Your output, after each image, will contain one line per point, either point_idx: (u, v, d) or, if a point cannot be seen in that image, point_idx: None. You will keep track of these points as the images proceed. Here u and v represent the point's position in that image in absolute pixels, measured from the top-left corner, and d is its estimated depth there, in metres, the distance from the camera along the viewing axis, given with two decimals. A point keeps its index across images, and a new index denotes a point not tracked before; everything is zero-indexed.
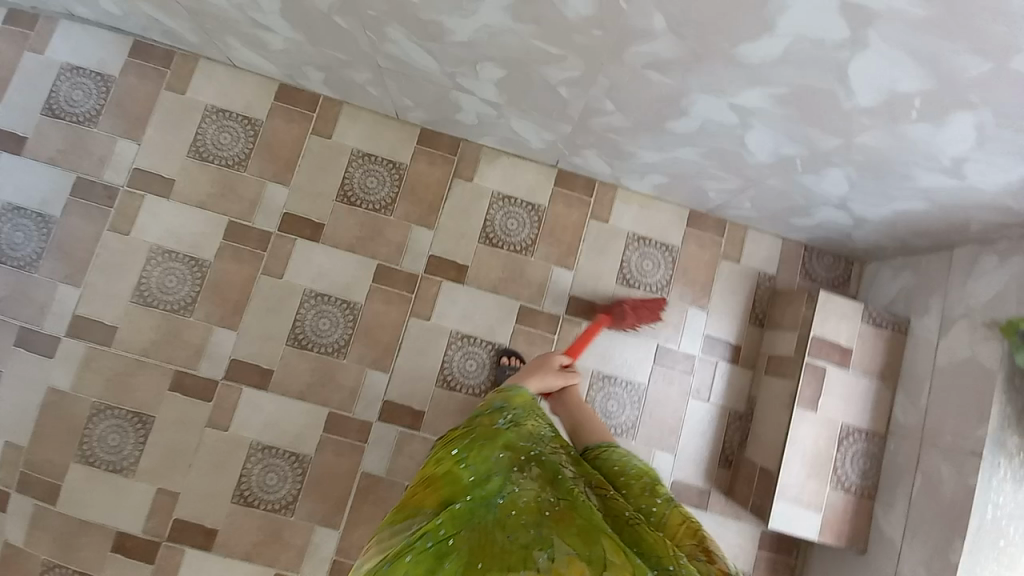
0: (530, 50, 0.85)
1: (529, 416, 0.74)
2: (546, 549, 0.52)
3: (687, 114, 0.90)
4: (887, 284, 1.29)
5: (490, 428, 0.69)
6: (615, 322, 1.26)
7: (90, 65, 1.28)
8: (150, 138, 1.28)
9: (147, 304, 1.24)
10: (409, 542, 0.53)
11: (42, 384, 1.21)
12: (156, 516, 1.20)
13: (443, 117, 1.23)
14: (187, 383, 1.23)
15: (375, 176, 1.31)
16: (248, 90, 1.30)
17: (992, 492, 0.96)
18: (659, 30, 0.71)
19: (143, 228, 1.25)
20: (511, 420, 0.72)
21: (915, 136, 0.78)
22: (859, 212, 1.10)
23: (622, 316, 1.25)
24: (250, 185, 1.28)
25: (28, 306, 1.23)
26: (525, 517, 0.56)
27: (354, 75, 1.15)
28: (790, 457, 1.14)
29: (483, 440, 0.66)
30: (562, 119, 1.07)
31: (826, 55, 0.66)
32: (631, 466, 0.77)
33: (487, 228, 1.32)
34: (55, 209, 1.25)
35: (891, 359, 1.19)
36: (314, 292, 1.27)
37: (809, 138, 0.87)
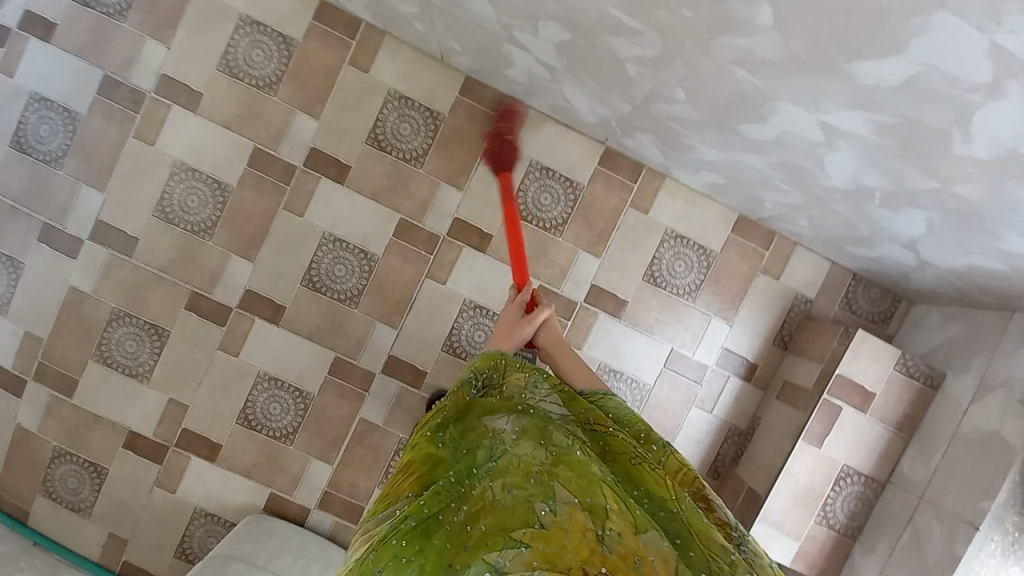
0: (603, 18, 0.73)
1: (505, 374, 0.73)
2: (546, 501, 0.54)
3: (767, 120, 0.78)
4: (931, 331, 1.20)
5: (462, 403, 0.70)
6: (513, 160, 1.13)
7: None
8: (179, 43, 1.19)
9: (168, 221, 1.22)
10: (393, 526, 0.56)
11: (64, 282, 1.24)
12: (166, 423, 1.27)
13: (491, 69, 1.12)
14: (202, 306, 1.24)
15: (410, 123, 1.22)
16: (286, 3, 1.18)
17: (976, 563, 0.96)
18: (761, 25, 0.59)
19: (167, 140, 1.21)
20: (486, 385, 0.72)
21: (1022, 200, 0.68)
22: (926, 255, 0.99)
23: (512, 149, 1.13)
24: (279, 111, 1.20)
25: (51, 203, 1.22)
26: (513, 479, 0.57)
27: (401, 7, 1.03)
28: (781, 484, 1.13)
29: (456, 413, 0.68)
30: (621, 97, 0.95)
31: (955, 95, 0.56)
32: (625, 413, 0.73)
33: (518, 198, 1.24)
34: (81, 106, 1.20)
35: (914, 411, 1.13)
36: (333, 237, 1.23)
37: (899, 175, 0.76)
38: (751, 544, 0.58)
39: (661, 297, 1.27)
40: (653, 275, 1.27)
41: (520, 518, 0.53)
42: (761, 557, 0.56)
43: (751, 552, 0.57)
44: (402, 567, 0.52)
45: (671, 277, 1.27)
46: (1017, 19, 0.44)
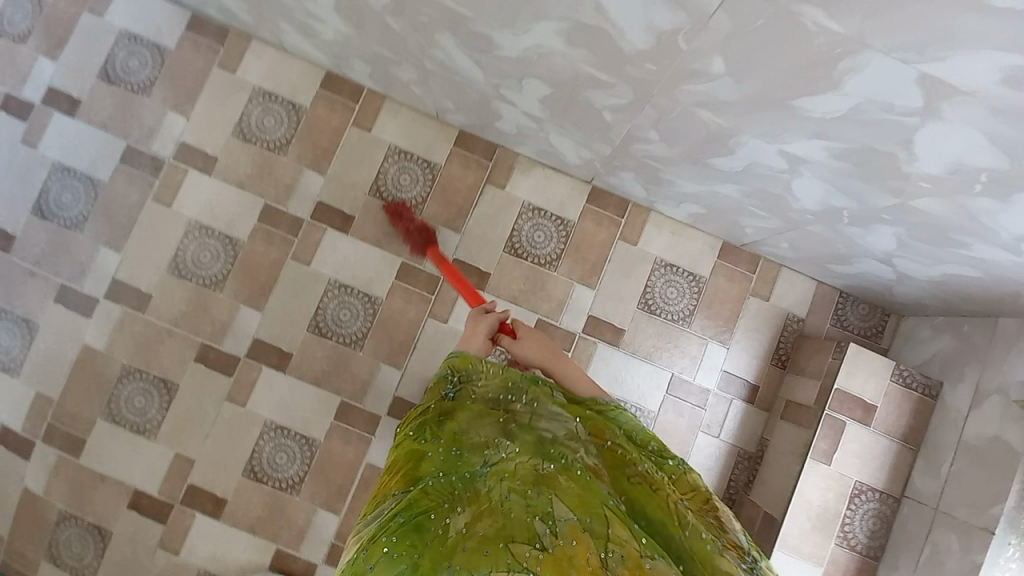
0: (580, 74, 0.83)
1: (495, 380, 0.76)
2: (547, 520, 0.55)
3: (734, 153, 0.86)
4: (921, 343, 1.23)
5: (444, 405, 0.74)
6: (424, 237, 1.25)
7: (147, 35, 1.31)
8: (197, 114, 1.31)
9: (181, 276, 1.28)
10: (383, 525, 0.58)
11: (78, 340, 1.28)
12: (171, 479, 1.26)
13: (483, 123, 1.22)
14: (211, 357, 1.27)
15: (409, 174, 1.31)
16: (296, 75, 1.31)
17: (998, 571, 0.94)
18: (716, 73, 0.68)
19: (183, 201, 1.29)
20: (460, 387, 0.77)
21: (977, 210, 0.74)
22: (903, 268, 1.05)
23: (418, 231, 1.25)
24: (288, 170, 1.30)
25: (71, 264, 1.29)
26: (513, 487, 0.59)
27: (400, 74, 1.15)
28: (795, 507, 1.12)
29: (446, 418, 0.72)
30: (602, 140, 1.04)
31: (893, 120, 0.63)
32: (637, 433, 0.74)
33: (513, 237, 1.31)
34: (103, 173, 1.30)
35: (917, 422, 1.14)
36: (338, 283, 1.29)
37: (862, 195, 0.83)
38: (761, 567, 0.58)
39: (657, 324, 1.31)
40: (647, 303, 1.32)
41: (521, 531, 0.54)
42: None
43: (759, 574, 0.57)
44: (393, 562, 0.53)
45: (664, 304, 1.32)
46: (933, 56, 0.52)
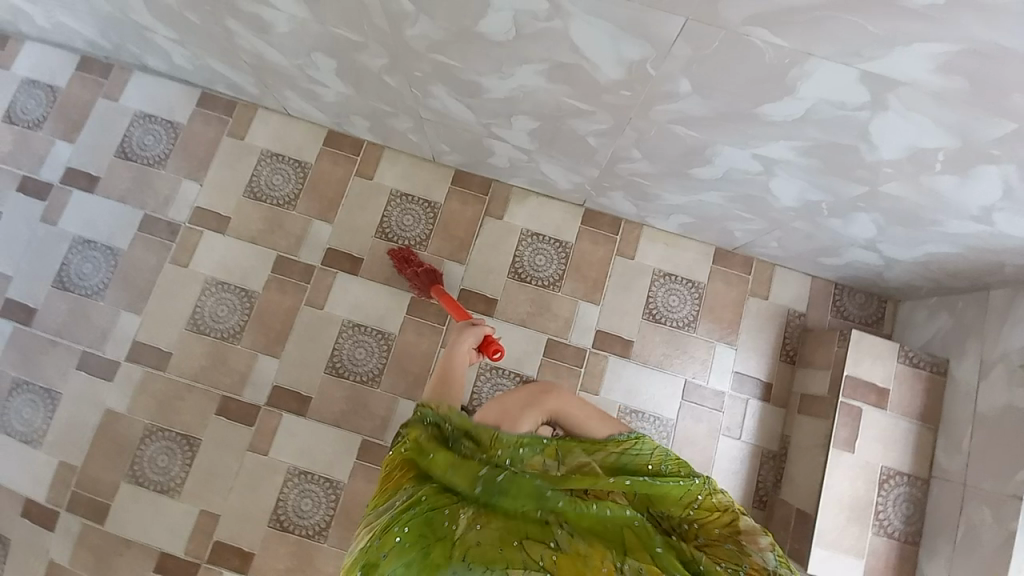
0: (563, 106, 0.92)
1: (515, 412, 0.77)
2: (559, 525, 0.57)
3: (712, 162, 0.94)
4: (921, 324, 1.27)
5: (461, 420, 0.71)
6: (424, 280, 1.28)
7: (161, 114, 1.43)
8: (210, 179, 1.40)
9: (199, 332, 1.33)
10: (395, 516, 0.59)
11: (100, 405, 1.30)
12: (197, 537, 1.25)
13: (477, 160, 1.31)
14: (232, 408, 1.30)
15: (412, 214, 1.39)
16: (300, 136, 1.41)
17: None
18: (684, 92, 0.76)
19: (199, 261, 1.36)
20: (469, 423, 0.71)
21: (942, 187, 0.80)
22: (889, 253, 1.10)
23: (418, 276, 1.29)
24: (298, 222, 1.38)
25: (93, 331, 1.33)
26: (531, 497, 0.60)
27: (397, 124, 1.25)
28: (827, 500, 1.11)
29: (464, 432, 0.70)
30: (589, 164, 1.12)
31: (846, 115, 0.70)
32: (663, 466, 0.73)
33: (516, 264, 1.37)
34: (122, 242, 1.37)
35: (930, 401, 1.16)
36: (352, 323, 1.34)
37: (835, 187, 0.89)
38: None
39: (663, 332, 1.35)
40: (651, 313, 1.36)
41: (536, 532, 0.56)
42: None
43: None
44: (403, 552, 0.54)
45: (668, 313, 1.36)
46: (870, 53, 0.59)
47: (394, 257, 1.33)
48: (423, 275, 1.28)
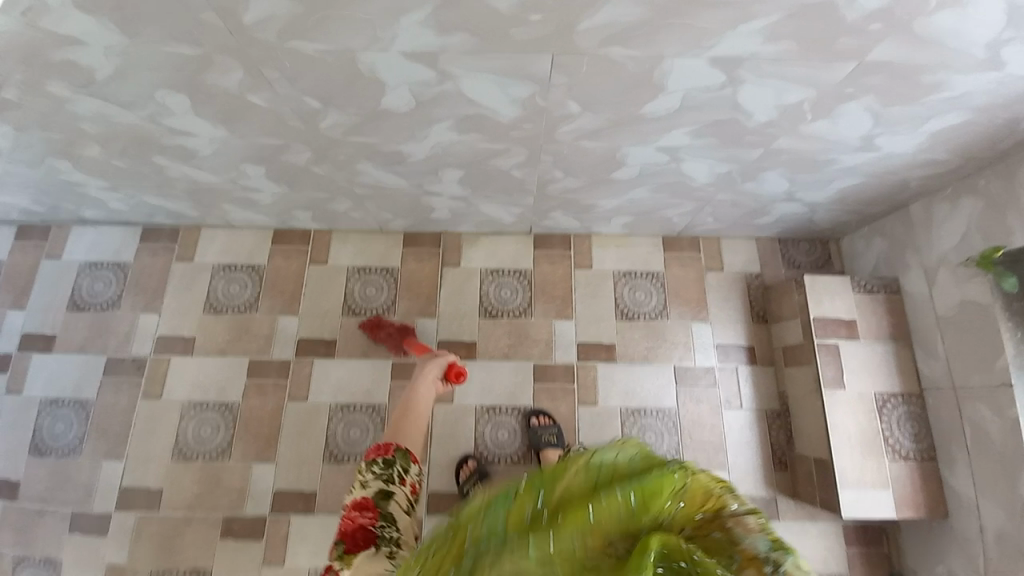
0: (481, 152, 0.99)
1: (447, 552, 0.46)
2: None
3: (626, 163, 1.02)
4: (864, 252, 1.36)
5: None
6: (395, 339, 1.33)
7: (106, 258, 1.45)
8: (167, 306, 1.41)
9: (186, 459, 1.30)
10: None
11: (98, 565, 1.24)
12: None
13: (422, 219, 1.38)
14: (236, 527, 1.25)
15: (374, 285, 1.43)
16: (248, 242, 1.46)
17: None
18: (577, 111, 0.84)
19: (172, 387, 1.35)
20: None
21: (822, 131, 0.89)
22: (808, 198, 1.19)
23: (391, 337, 1.34)
24: (265, 323, 1.39)
25: (75, 490, 1.29)
26: None
27: (337, 207, 1.31)
28: (837, 441, 1.13)
29: None
30: (523, 194, 1.20)
31: (717, 95, 0.79)
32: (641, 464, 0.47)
33: (484, 302, 1.41)
34: (89, 391, 1.35)
35: (895, 319, 1.22)
36: (341, 406, 1.33)
37: (736, 155, 0.98)
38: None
39: (640, 327, 1.40)
40: (623, 312, 1.41)
41: None
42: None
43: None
44: None
45: (638, 308, 1.41)
46: (712, 40, 0.68)
47: (365, 327, 1.36)
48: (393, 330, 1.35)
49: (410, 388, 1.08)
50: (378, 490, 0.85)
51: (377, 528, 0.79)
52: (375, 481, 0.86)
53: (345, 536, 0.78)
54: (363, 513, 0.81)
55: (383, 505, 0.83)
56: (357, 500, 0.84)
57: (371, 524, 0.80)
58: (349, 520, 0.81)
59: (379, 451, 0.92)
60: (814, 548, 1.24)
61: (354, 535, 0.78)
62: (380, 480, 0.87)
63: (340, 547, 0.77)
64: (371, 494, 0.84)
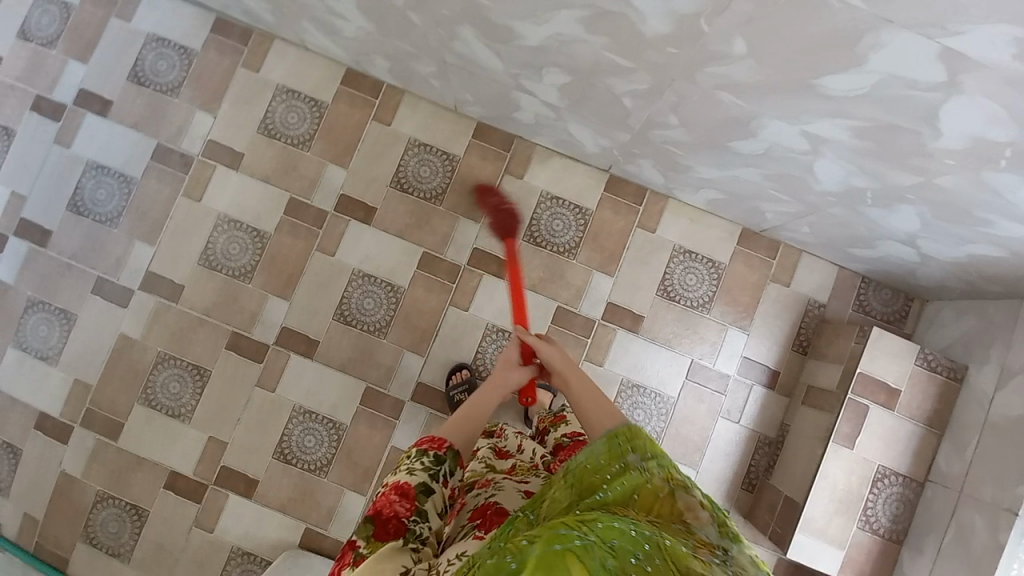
0: (599, 61, 0.84)
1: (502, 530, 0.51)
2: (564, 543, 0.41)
3: (754, 135, 0.87)
4: (945, 326, 1.23)
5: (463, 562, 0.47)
6: (501, 220, 1.07)
7: (174, 38, 1.36)
8: (224, 112, 1.35)
9: (211, 268, 1.33)
10: None
11: (114, 330, 1.33)
12: (205, 461, 1.30)
13: (501, 114, 1.24)
14: (242, 345, 1.31)
15: (429, 166, 1.34)
16: (317, 72, 1.35)
17: (1022, 550, 0.94)
18: (738, 54, 0.68)
19: (212, 196, 1.34)
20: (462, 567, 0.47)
21: (1001, 186, 0.73)
22: (927, 249, 1.04)
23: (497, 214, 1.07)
24: (312, 165, 1.34)
25: (107, 258, 1.34)
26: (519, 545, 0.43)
27: (419, 68, 1.18)
28: (818, 491, 1.12)
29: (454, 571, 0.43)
30: (621, 127, 1.06)
31: (914, 95, 0.63)
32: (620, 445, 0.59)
33: (532, 227, 1.33)
34: (135, 170, 1.35)
35: (941, 405, 1.13)
36: (362, 273, 1.32)
37: (885, 174, 0.83)
38: (737, 558, 0.47)
39: (676, 310, 1.32)
40: (666, 290, 1.33)
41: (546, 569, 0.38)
42: (750, 571, 0.46)
43: (738, 568, 0.45)
44: None
45: (683, 291, 1.33)
46: (957, 24, 0.51)
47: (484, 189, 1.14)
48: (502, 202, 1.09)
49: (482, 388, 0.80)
50: (422, 482, 0.66)
51: (410, 523, 0.63)
52: (420, 471, 0.67)
53: (375, 518, 0.63)
54: (400, 500, 0.64)
55: (424, 502, 0.65)
56: (398, 481, 0.67)
57: (405, 518, 0.63)
58: (383, 501, 0.64)
59: (433, 441, 0.70)
60: None
61: (385, 523, 0.62)
62: (426, 473, 0.67)
63: (366, 528, 0.62)
64: (414, 482, 0.66)
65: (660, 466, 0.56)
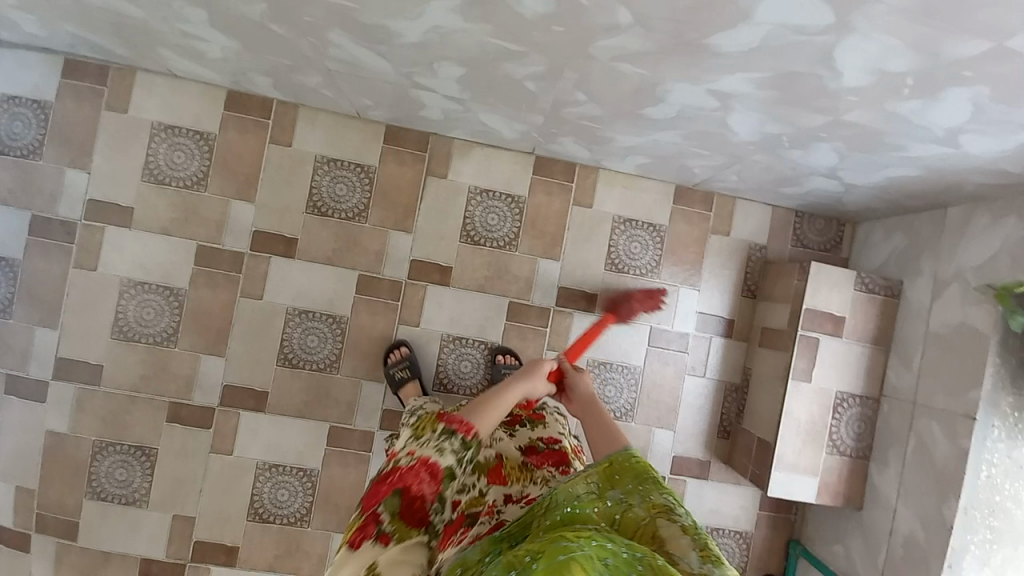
0: (488, 48, 0.77)
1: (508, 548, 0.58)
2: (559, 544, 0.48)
3: (664, 101, 0.84)
4: (878, 246, 1.28)
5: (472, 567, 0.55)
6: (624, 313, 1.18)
7: (24, 92, 1.19)
8: (99, 165, 1.20)
9: (129, 340, 1.21)
10: None
11: (37, 429, 1.20)
12: (176, 540, 1.22)
13: (407, 114, 1.16)
14: (183, 413, 1.22)
15: (344, 183, 1.25)
16: (196, 101, 1.21)
17: (985, 453, 0.99)
18: (625, 24, 0.63)
19: (108, 262, 1.20)
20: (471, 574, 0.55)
21: (909, 113, 0.74)
22: (849, 179, 1.05)
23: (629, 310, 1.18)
24: (214, 205, 1.21)
25: (7, 354, 1.20)
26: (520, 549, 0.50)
27: (305, 79, 1.06)
28: (785, 429, 1.16)
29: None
30: (532, 111, 1.00)
31: (808, 40, 0.60)
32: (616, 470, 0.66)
33: (467, 226, 1.27)
34: (17, 251, 1.19)
35: (882, 323, 1.20)
36: (297, 310, 1.24)
37: (794, 118, 0.82)
38: None
39: (626, 281, 1.31)
40: (613, 263, 1.31)
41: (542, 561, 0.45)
42: None
43: None
44: None
45: (630, 260, 1.31)
46: None
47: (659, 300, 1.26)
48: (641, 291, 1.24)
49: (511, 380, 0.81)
50: (449, 466, 0.69)
51: (433, 510, 0.67)
52: (448, 453, 0.69)
53: (404, 494, 0.66)
54: (428, 481, 0.68)
55: (448, 488, 0.69)
56: (427, 459, 0.69)
57: (430, 502, 0.67)
58: (412, 477, 0.68)
59: (466, 424, 0.71)
60: (735, 506, 1.35)
61: (413, 505, 0.66)
62: (454, 458, 0.70)
63: (394, 503, 0.66)
64: (442, 465, 0.69)
65: (641, 497, 0.62)
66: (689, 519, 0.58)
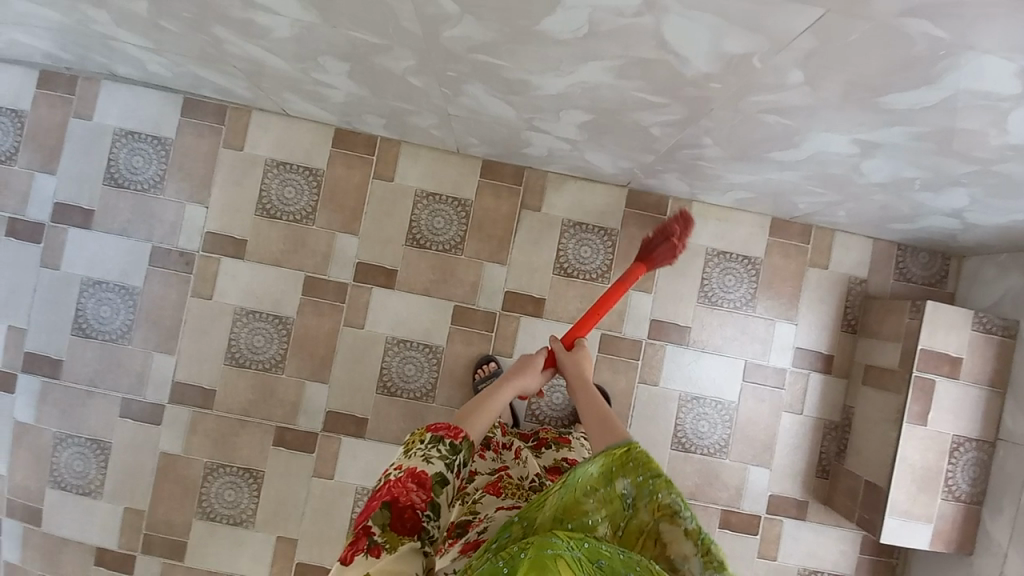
0: (628, 101, 0.79)
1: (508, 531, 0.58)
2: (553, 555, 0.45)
3: (798, 146, 0.83)
4: (991, 282, 1.22)
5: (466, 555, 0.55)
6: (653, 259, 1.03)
7: (146, 130, 1.27)
8: (216, 199, 1.27)
9: (240, 365, 1.27)
10: None
11: (154, 449, 1.28)
12: (279, 562, 1.27)
13: (509, 151, 1.18)
14: (289, 438, 1.27)
15: (442, 216, 1.28)
16: (307, 138, 1.27)
17: None
18: (793, 83, 0.63)
19: (223, 291, 1.27)
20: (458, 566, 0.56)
21: None
22: (974, 219, 1.01)
23: (658, 251, 1.03)
24: (321, 238, 1.27)
25: (127, 377, 1.28)
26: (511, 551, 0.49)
27: (418, 121, 1.10)
28: (898, 474, 1.11)
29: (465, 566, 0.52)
30: (646, 151, 1.01)
31: (990, 104, 0.59)
32: (632, 460, 0.61)
33: (560, 258, 1.28)
34: (136, 279, 1.28)
35: (1000, 365, 1.13)
36: (396, 339, 1.27)
37: (940, 166, 0.80)
38: None
39: (719, 314, 1.29)
40: (706, 296, 1.29)
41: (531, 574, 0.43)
42: None
43: None
44: None
45: (723, 293, 1.29)
46: None
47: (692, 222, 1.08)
48: (677, 234, 1.04)
49: (501, 381, 0.84)
50: (438, 473, 0.68)
51: (425, 518, 0.65)
52: (437, 460, 0.68)
53: (392, 505, 0.64)
54: (417, 490, 0.66)
55: (439, 494, 0.67)
56: (415, 469, 0.68)
57: (421, 510, 0.65)
58: (400, 488, 0.66)
59: (449, 429, 0.71)
60: (832, 550, 1.30)
61: (402, 515, 0.63)
62: (442, 463, 0.69)
63: (384, 515, 0.63)
64: (431, 472, 0.67)
65: (647, 493, 0.59)
66: (694, 523, 0.57)
